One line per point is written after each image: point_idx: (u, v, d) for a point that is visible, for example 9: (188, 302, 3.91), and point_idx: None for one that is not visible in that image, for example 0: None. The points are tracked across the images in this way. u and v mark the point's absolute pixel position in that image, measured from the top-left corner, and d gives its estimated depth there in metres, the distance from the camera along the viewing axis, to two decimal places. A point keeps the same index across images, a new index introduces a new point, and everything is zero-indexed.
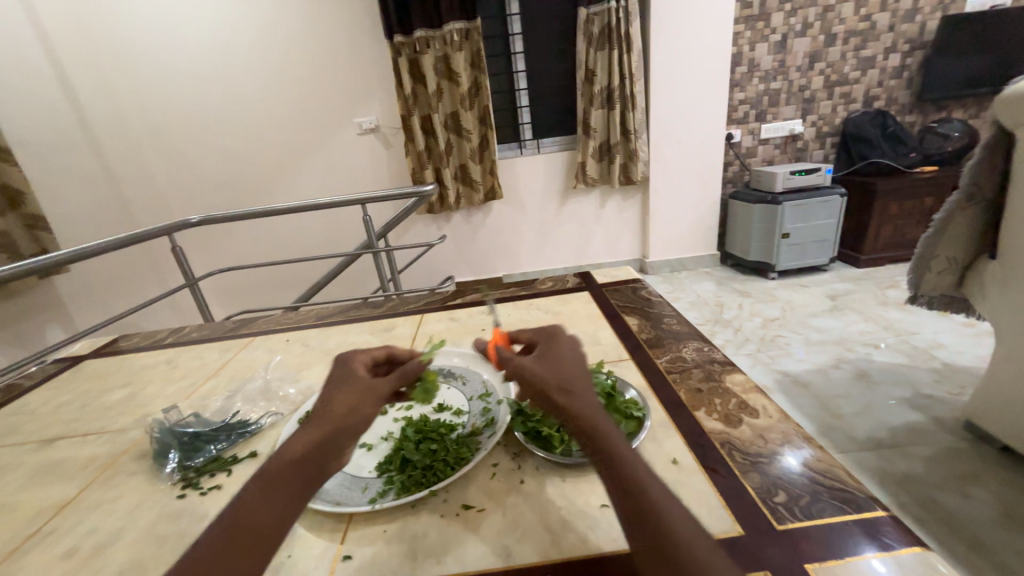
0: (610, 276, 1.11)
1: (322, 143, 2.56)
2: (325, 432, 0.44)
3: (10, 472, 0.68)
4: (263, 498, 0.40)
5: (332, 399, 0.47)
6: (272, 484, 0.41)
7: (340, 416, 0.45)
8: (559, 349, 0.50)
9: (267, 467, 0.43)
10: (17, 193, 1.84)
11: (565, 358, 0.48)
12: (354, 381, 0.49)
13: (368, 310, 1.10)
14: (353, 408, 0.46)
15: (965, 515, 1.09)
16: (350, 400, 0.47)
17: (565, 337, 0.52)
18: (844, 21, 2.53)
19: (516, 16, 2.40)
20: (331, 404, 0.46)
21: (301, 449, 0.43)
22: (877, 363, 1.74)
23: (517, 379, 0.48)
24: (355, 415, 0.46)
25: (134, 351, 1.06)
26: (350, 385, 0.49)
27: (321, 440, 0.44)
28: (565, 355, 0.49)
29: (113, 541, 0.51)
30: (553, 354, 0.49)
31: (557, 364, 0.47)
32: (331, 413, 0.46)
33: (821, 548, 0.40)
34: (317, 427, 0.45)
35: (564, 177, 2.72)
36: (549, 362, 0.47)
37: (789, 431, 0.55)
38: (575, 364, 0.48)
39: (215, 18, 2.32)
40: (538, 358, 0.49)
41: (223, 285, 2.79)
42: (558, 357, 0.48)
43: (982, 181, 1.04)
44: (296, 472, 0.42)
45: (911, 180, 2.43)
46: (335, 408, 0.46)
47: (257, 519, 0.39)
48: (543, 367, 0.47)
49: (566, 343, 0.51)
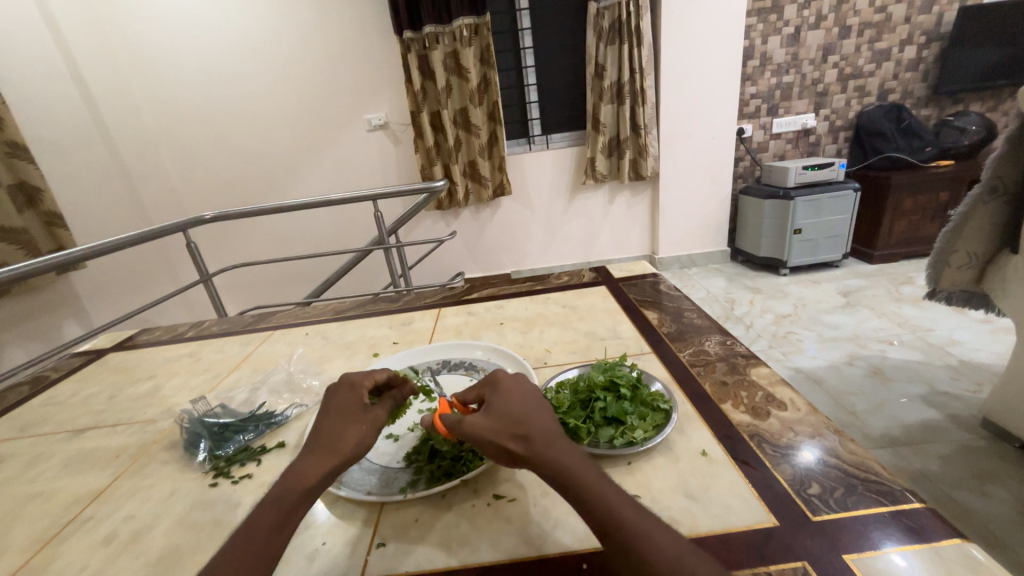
0: (626, 270, 1.11)
1: (332, 141, 2.57)
2: (335, 464, 0.46)
3: (43, 461, 0.69)
4: (273, 530, 0.41)
5: (339, 429, 0.48)
6: (283, 516, 0.42)
7: (349, 449, 0.47)
8: (501, 391, 0.48)
9: (272, 497, 0.43)
10: (34, 190, 1.86)
11: (509, 399, 0.46)
12: (359, 411, 0.50)
13: (385, 304, 1.11)
14: (361, 441, 0.48)
15: (984, 514, 1.08)
16: (359, 432, 0.48)
17: (506, 376, 0.50)
18: (858, 13, 2.49)
19: (525, 11, 2.39)
20: (341, 435, 0.47)
21: (313, 481, 0.44)
22: (892, 360, 1.72)
23: (473, 441, 0.45)
24: (363, 448, 0.48)
25: (157, 344, 1.07)
26: (356, 415, 0.49)
27: (332, 472, 0.45)
28: (509, 395, 0.47)
29: (149, 527, 0.52)
30: (497, 398, 0.47)
31: (503, 411, 0.46)
32: (340, 446, 0.47)
33: (857, 540, 0.40)
34: (326, 457, 0.46)
35: (574, 173, 2.71)
36: (496, 410, 0.46)
37: (819, 425, 0.55)
38: (521, 402, 0.46)
39: (228, 16, 2.33)
40: (484, 410, 0.47)
41: (234, 282, 2.82)
42: (500, 401, 0.47)
43: (1004, 173, 1.02)
44: (306, 502, 0.43)
45: (927, 174, 2.40)
46: (342, 439, 0.47)
47: (263, 549, 0.40)
48: (490, 419, 0.45)
49: (508, 381, 0.49)
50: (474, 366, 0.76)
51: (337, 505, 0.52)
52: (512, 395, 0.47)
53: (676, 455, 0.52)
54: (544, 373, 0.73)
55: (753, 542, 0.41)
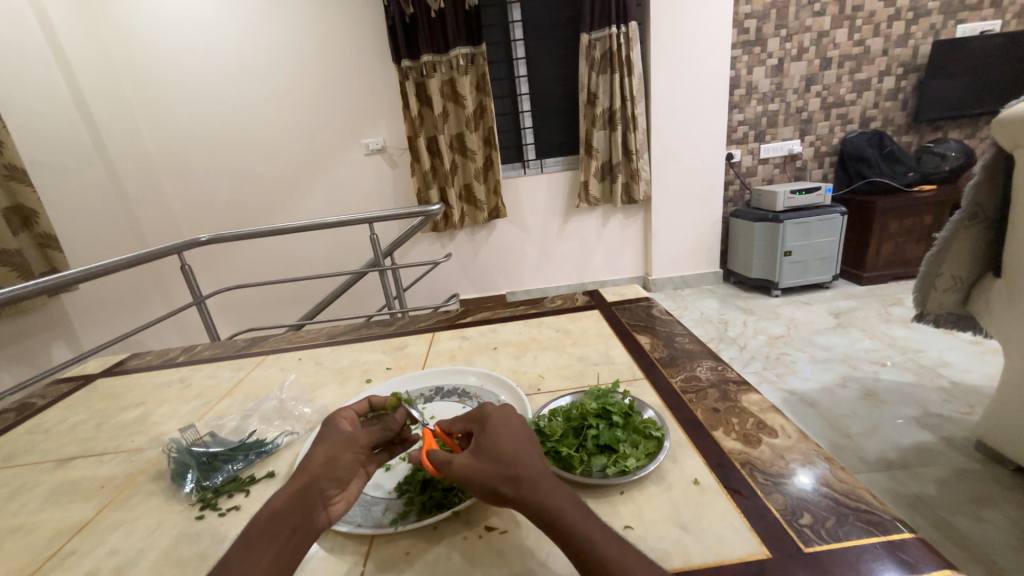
0: (619, 294, 1.12)
1: (331, 164, 2.61)
2: (304, 484, 0.45)
3: (24, 493, 0.67)
4: (245, 557, 0.41)
5: (311, 450, 0.48)
6: (254, 540, 0.42)
7: (317, 465, 0.46)
8: (490, 428, 0.47)
9: (248, 527, 0.43)
10: (31, 212, 1.86)
11: (500, 437, 0.45)
12: (335, 433, 0.50)
13: (379, 328, 1.11)
14: (330, 457, 0.47)
15: (982, 540, 1.07)
16: (328, 449, 0.48)
17: (494, 411, 0.49)
18: (838, 46, 2.61)
19: (520, 42, 2.48)
20: (310, 456, 0.48)
21: (280, 502, 0.44)
22: (884, 382, 1.73)
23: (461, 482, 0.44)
24: (334, 464, 0.47)
25: (146, 370, 1.06)
26: (328, 435, 0.50)
27: (299, 491, 0.45)
28: (499, 433, 0.46)
29: (134, 562, 0.51)
30: (486, 436, 0.46)
31: (493, 451, 0.44)
32: (308, 464, 0.47)
33: (849, 571, 0.40)
34: (297, 478, 0.46)
35: (568, 196, 2.76)
36: (485, 449, 0.45)
37: (810, 452, 0.55)
38: (512, 440, 0.45)
39: (230, 42, 2.39)
40: (473, 448, 0.46)
41: (229, 304, 2.80)
42: (491, 440, 0.45)
43: (983, 201, 1.06)
44: (280, 526, 0.43)
45: (911, 199, 2.46)
46: (312, 457, 0.47)
47: None
48: (479, 458, 0.44)
49: (497, 418, 0.48)
50: (467, 393, 0.76)
51: (326, 539, 0.51)
52: (503, 434, 0.46)
53: (669, 484, 0.52)
54: (538, 400, 0.73)
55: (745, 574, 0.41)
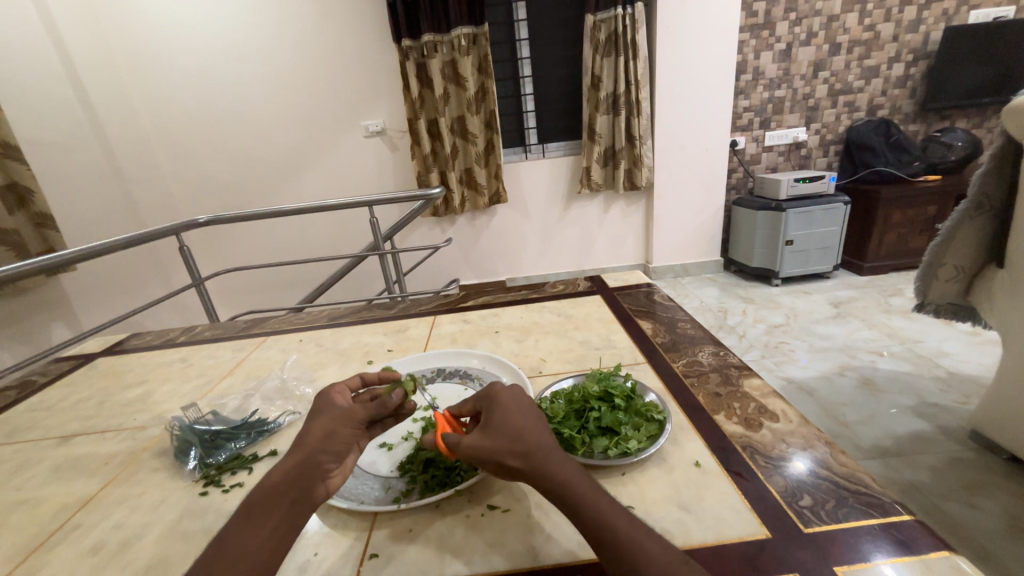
0: (620, 280, 1.11)
1: (330, 146, 2.57)
2: (302, 458, 0.45)
3: (28, 468, 0.68)
4: (246, 529, 0.41)
5: (310, 426, 0.49)
6: (254, 513, 0.42)
7: (316, 440, 0.47)
8: (499, 404, 0.47)
9: (246, 501, 0.43)
10: (26, 191, 1.84)
11: (509, 414, 0.46)
12: (331, 409, 0.50)
13: (380, 311, 1.10)
14: (328, 432, 0.47)
15: (973, 526, 1.09)
16: (326, 424, 0.48)
17: (503, 388, 0.49)
18: (848, 30, 2.55)
19: (523, 22, 2.42)
20: (308, 432, 0.48)
21: (279, 476, 0.44)
22: (881, 371, 1.74)
23: (471, 458, 0.45)
24: (332, 438, 0.47)
25: (147, 350, 1.06)
26: (325, 412, 0.50)
27: (298, 465, 0.45)
28: (508, 409, 0.46)
29: (139, 536, 0.52)
30: (495, 412, 0.46)
31: (503, 426, 0.45)
32: (307, 439, 0.47)
33: (848, 550, 0.41)
34: (295, 453, 0.46)
35: (570, 182, 2.73)
36: (494, 424, 0.45)
37: (810, 436, 0.55)
38: (521, 416, 0.46)
39: (226, 18, 2.33)
40: (482, 424, 0.46)
41: (228, 286, 2.80)
42: (500, 415, 0.46)
43: (990, 190, 1.05)
44: (279, 499, 0.43)
45: (915, 188, 2.44)
46: (310, 433, 0.48)
47: (236, 553, 0.39)
48: (490, 433, 0.45)
49: (505, 395, 0.48)
50: (469, 375, 0.76)
51: (329, 516, 0.51)
52: (511, 410, 0.46)
53: (670, 466, 0.53)
54: (539, 383, 0.73)
55: (745, 553, 0.41)
